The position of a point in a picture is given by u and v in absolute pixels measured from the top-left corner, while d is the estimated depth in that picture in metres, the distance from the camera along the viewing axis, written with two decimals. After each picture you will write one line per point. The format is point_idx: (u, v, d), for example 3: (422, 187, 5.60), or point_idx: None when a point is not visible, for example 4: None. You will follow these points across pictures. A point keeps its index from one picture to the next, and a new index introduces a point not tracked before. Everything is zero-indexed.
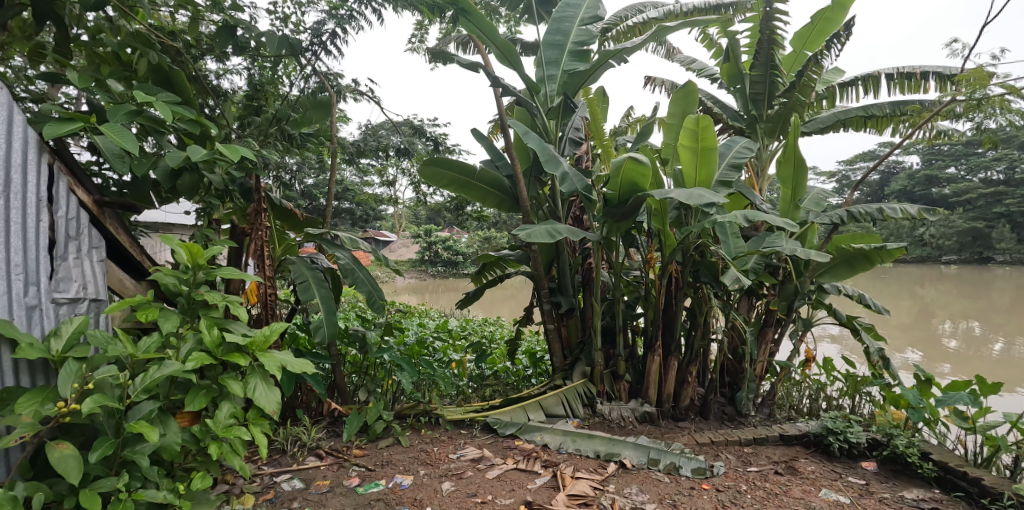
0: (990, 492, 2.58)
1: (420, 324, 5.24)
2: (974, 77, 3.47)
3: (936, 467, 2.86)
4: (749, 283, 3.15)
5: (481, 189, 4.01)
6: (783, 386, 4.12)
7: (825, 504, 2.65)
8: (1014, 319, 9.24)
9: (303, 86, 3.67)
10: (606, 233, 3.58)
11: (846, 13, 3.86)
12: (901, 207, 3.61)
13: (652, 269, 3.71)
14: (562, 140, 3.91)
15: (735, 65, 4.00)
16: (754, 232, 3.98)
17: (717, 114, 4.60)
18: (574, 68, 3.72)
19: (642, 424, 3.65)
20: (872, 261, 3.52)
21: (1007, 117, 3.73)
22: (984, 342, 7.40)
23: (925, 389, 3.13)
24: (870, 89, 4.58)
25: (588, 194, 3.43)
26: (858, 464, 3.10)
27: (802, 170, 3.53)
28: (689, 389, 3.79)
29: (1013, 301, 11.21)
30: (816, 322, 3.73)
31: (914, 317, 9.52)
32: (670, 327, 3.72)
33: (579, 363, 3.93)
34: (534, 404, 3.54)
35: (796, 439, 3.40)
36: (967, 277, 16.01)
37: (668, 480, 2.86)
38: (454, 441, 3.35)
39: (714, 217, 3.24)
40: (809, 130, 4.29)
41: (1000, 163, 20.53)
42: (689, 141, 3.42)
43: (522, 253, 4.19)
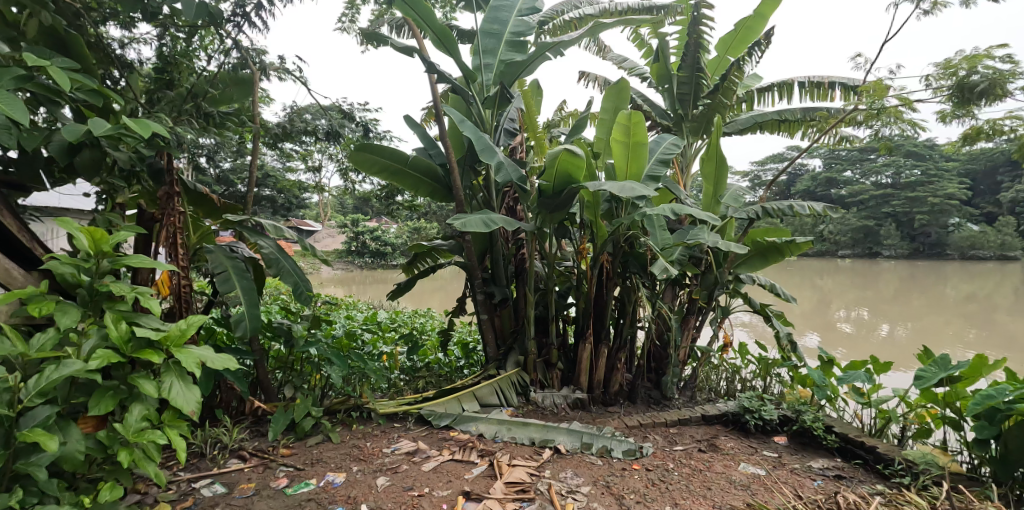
0: (883, 458, 2.91)
1: (349, 317, 5.05)
2: (874, 88, 3.91)
3: (838, 438, 3.20)
4: (675, 273, 3.31)
5: (414, 178, 3.90)
6: (702, 371, 4.40)
7: (743, 476, 2.87)
8: (899, 307, 10.47)
9: (223, 61, 3.38)
10: (540, 224, 3.62)
11: (765, 23, 4.16)
12: (808, 204, 3.94)
13: (585, 259, 3.81)
14: (497, 130, 3.82)
15: (664, 65, 4.22)
16: (680, 226, 4.19)
17: (647, 112, 4.81)
18: (512, 58, 3.69)
19: (574, 410, 3.76)
20: (783, 253, 3.81)
21: (899, 125, 4.18)
22: (872, 327, 8.33)
23: (826, 368, 3.45)
24: (785, 95, 4.96)
25: (523, 185, 3.45)
26: (771, 439, 3.39)
27: (723, 167, 3.76)
28: (618, 375, 3.94)
29: (896, 291, 12.68)
30: (734, 310, 4.01)
31: (813, 305, 10.52)
32: (601, 316, 3.84)
33: (513, 353, 3.95)
34: (468, 395, 3.51)
35: (716, 419, 3.66)
36: (849, 277, 15.81)
37: (601, 463, 2.97)
38: (388, 435, 3.27)
39: (644, 210, 3.36)
40: (730, 131, 4.58)
41: (886, 169, 22.99)
42: (622, 136, 3.54)
43: (455, 243, 4.06)
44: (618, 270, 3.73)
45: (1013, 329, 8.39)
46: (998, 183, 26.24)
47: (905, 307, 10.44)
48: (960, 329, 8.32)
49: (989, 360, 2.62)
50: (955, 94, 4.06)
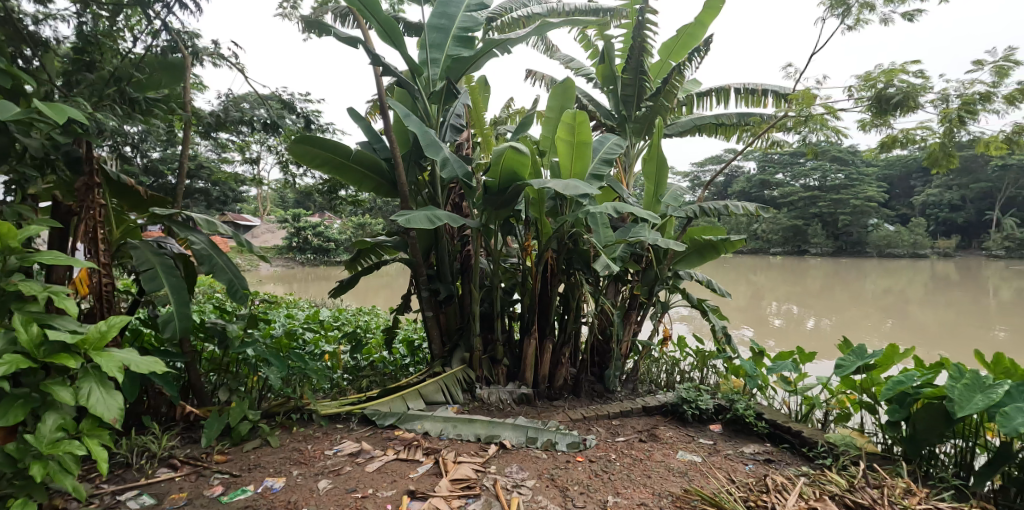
0: (807, 442, 3.12)
1: (289, 315, 4.87)
2: (803, 97, 4.15)
3: (768, 424, 3.39)
4: (617, 270, 3.39)
5: (356, 172, 3.77)
6: (644, 363, 4.56)
7: (681, 464, 2.99)
8: (824, 301, 11.20)
9: (150, 43, 3.17)
10: (485, 221, 3.61)
11: (704, 30, 4.33)
12: (742, 204, 4.14)
13: (530, 256, 3.82)
14: (443, 126, 3.77)
15: (609, 66, 4.35)
16: (622, 224, 4.31)
17: (592, 112, 4.91)
18: (458, 53, 3.65)
19: (519, 405, 3.79)
20: (719, 251, 3.98)
21: (824, 132, 4.47)
22: (800, 320, 8.88)
23: (758, 359, 3.65)
24: (722, 100, 5.19)
25: (468, 181, 3.42)
26: (706, 427, 3.56)
27: (664, 167, 3.89)
28: (563, 370, 4.01)
29: (821, 287, 13.57)
30: (673, 305, 4.16)
31: (748, 300, 11.08)
32: (546, 311, 3.89)
33: (459, 350, 3.93)
34: (413, 393, 3.46)
35: (656, 409, 3.80)
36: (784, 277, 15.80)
37: (545, 457, 3.02)
38: (330, 437, 3.18)
39: (587, 208, 3.41)
40: (671, 133, 4.75)
41: (814, 172, 24.51)
42: (567, 134, 3.59)
43: (400, 240, 3.90)
44: (562, 266, 3.78)
45: (922, 320, 9.17)
46: (909, 187, 28.54)
47: (829, 301, 11.19)
48: (877, 321, 9.00)
49: (900, 349, 2.86)
50: (874, 105, 4.37)
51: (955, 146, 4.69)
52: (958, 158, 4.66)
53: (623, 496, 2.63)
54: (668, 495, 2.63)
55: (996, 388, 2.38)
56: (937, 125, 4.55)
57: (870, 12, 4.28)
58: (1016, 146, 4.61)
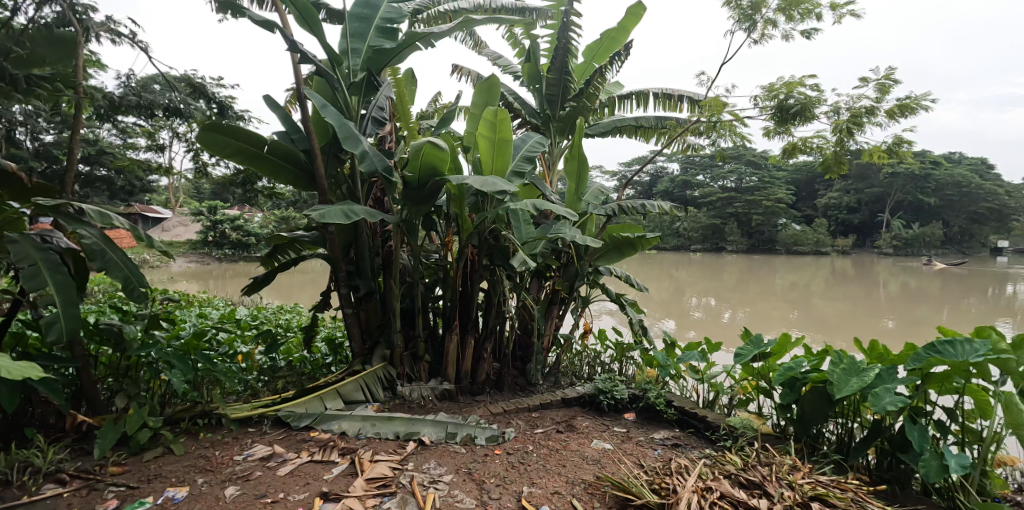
0: (711, 426, 3.35)
1: (200, 314, 4.60)
2: (713, 104, 4.39)
3: (676, 411, 3.61)
4: (534, 265, 3.46)
5: (273, 163, 3.59)
6: (566, 357, 4.69)
7: (595, 452, 3.12)
8: (737, 295, 11.99)
9: (35, 16, 2.87)
10: (406, 217, 3.57)
11: (626, 36, 4.51)
12: (658, 203, 4.34)
13: (450, 252, 3.82)
14: (363, 119, 3.65)
15: (535, 65, 4.42)
16: (545, 220, 4.40)
17: (518, 109, 4.97)
18: (380, 44, 3.55)
19: (441, 401, 3.79)
20: (636, 248, 4.14)
21: (732, 137, 4.78)
22: (716, 313, 9.46)
23: (669, 349, 3.85)
24: (642, 103, 5.42)
25: (388, 176, 3.37)
26: (621, 415, 3.73)
27: (584, 167, 4.01)
28: (485, 365, 4.04)
29: (736, 282, 14.53)
30: (593, 300, 4.31)
31: (669, 294, 11.66)
32: (467, 307, 3.90)
33: (379, 347, 3.86)
34: (331, 393, 3.36)
35: (575, 400, 3.93)
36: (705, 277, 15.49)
37: (464, 451, 3.04)
38: (241, 441, 3.03)
39: (507, 204, 3.46)
40: (594, 133, 4.90)
41: (731, 175, 26.08)
42: (488, 131, 3.62)
43: (318, 235, 3.77)
44: (484, 262, 3.81)
45: (821, 312, 10.02)
46: (813, 191, 31.08)
47: (742, 295, 11.99)
48: (784, 313, 9.75)
49: (792, 338, 3.13)
50: (776, 113, 4.72)
51: (846, 154, 5.16)
52: (848, 165, 5.12)
53: (538, 486, 2.70)
54: (581, 483, 2.74)
55: (868, 370, 2.66)
56: (830, 135, 4.98)
57: (773, 28, 4.60)
58: (896, 155, 5.14)
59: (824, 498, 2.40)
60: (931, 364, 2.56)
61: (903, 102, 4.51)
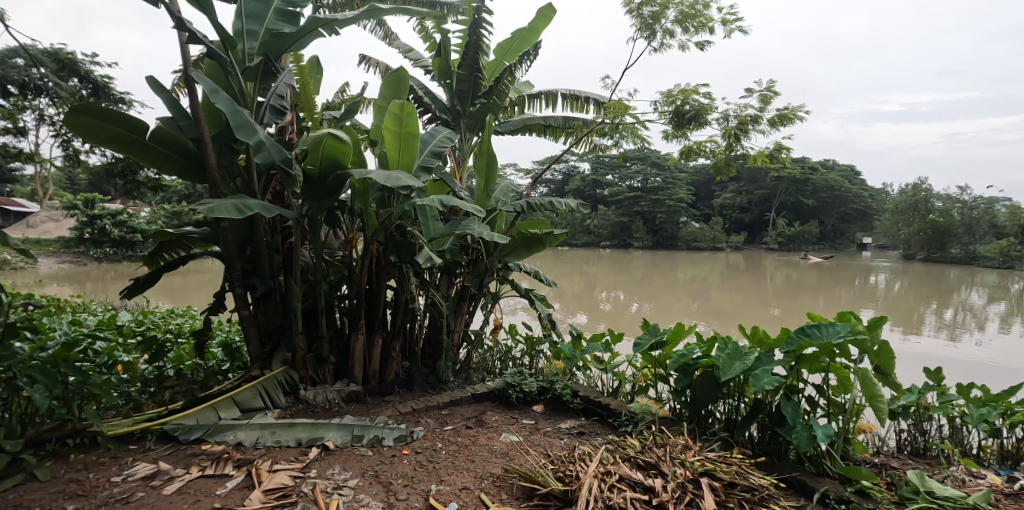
0: (613, 413, 3.54)
1: (71, 320, 4.12)
2: (616, 107, 4.61)
3: (581, 401, 3.78)
4: (440, 262, 3.46)
5: (156, 151, 3.26)
6: (477, 353, 4.75)
7: (503, 445, 3.18)
8: (643, 288, 12.68)
9: None
10: (308, 212, 3.42)
11: (536, 37, 4.61)
12: (565, 201, 4.47)
13: (356, 249, 3.71)
14: (261, 107, 3.45)
15: (445, 60, 4.37)
16: (455, 216, 4.39)
17: (428, 104, 4.91)
18: (279, 28, 3.35)
19: (348, 404, 3.69)
20: (543, 243, 4.26)
21: (633, 139, 5.05)
22: (623, 306, 9.96)
23: (575, 341, 4.00)
24: (550, 103, 5.56)
25: (287, 168, 3.20)
26: (530, 408, 3.86)
27: (493, 163, 4.06)
28: (394, 364, 3.98)
29: (643, 276, 15.35)
30: (502, 296, 4.38)
31: (581, 288, 12.11)
32: (374, 305, 3.81)
33: (280, 350, 3.67)
34: (226, 401, 3.13)
35: (485, 396, 3.99)
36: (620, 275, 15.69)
37: (370, 453, 2.99)
38: (120, 460, 2.75)
39: (414, 200, 3.42)
40: (503, 131, 4.94)
41: (639, 176, 27.47)
42: (394, 125, 3.56)
43: (210, 231, 3.50)
44: (391, 259, 3.74)
45: (716, 302, 10.87)
46: (711, 191, 33.53)
47: (647, 288, 12.70)
48: (684, 304, 10.45)
49: (685, 326, 3.37)
50: (673, 118, 5.03)
51: (733, 158, 5.63)
52: (735, 168, 5.59)
53: (446, 483, 2.71)
54: (489, 476, 2.78)
55: (749, 354, 2.92)
56: (721, 140, 5.39)
57: (671, 38, 4.89)
58: (776, 160, 5.67)
59: (712, 473, 2.61)
60: (802, 346, 2.86)
61: (782, 113, 4.97)
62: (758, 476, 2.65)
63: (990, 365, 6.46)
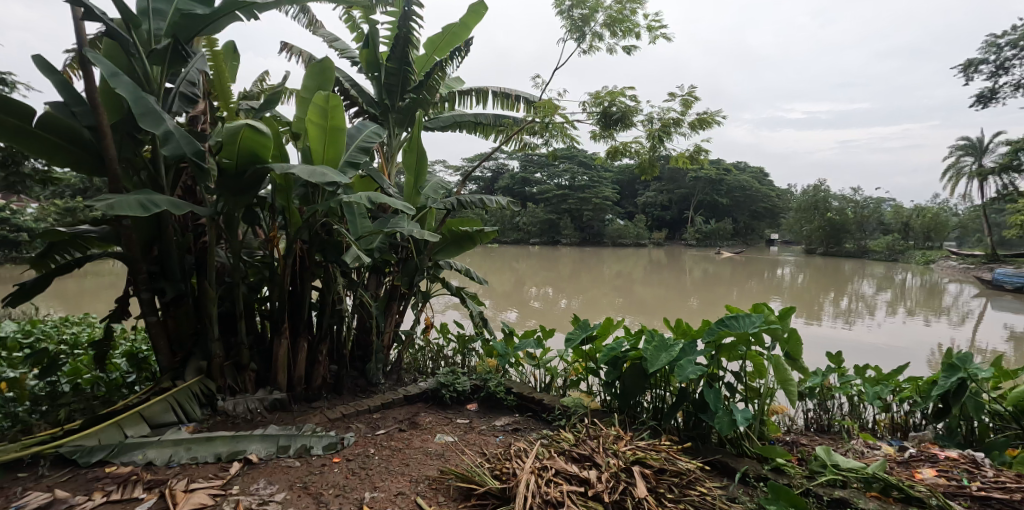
0: (546, 408, 3.60)
1: None
2: (546, 106, 4.67)
3: (515, 397, 3.80)
4: (368, 261, 3.35)
5: (43, 140, 2.89)
6: (409, 353, 4.65)
7: (438, 446, 3.13)
8: (571, 284, 12.99)
9: None
10: (224, 209, 3.17)
11: (467, 34, 4.57)
12: (496, 198, 4.47)
13: (277, 249, 3.50)
14: (169, 94, 3.15)
15: (373, 52, 4.21)
16: (383, 214, 4.26)
17: (354, 97, 4.72)
18: (190, 9, 3.06)
19: (272, 413, 3.48)
20: (474, 241, 4.23)
21: (563, 138, 5.15)
22: (553, 301, 10.14)
23: (508, 338, 4.01)
24: (481, 100, 5.54)
25: (199, 161, 2.94)
26: (464, 407, 3.83)
27: (423, 160, 3.98)
28: (321, 368, 3.79)
29: (571, 272, 15.73)
30: (434, 294, 4.30)
31: (511, 285, 12.20)
32: (298, 307, 3.61)
33: (193, 358, 3.39)
34: (133, 417, 2.83)
35: (417, 397, 3.92)
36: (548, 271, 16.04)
37: (298, 464, 2.85)
38: (4, 491, 2.40)
39: (340, 197, 3.27)
40: (433, 127, 4.86)
41: (565, 174, 28.08)
42: (318, 117, 3.38)
43: (111, 229, 3.15)
44: (315, 258, 3.56)
45: (640, 296, 11.35)
46: (632, 190, 34.96)
47: (575, 284, 13.02)
48: (610, 299, 10.83)
49: (613, 320, 3.48)
50: (601, 119, 5.18)
51: (657, 158, 5.88)
52: (659, 168, 5.85)
53: (381, 489, 2.62)
54: (425, 479, 2.73)
55: (674, 346, 3.07)
56: (645, 141, 5.62)
57: (600, 41, 5.02)
58: (696, 161, 5.99)
59: (643, 461, 2.71)
60: (721, 336, 3.05)
61: (701, 117, 5.26)
62: (686, 461, 2.78)
63: (877, 347, 7.23)
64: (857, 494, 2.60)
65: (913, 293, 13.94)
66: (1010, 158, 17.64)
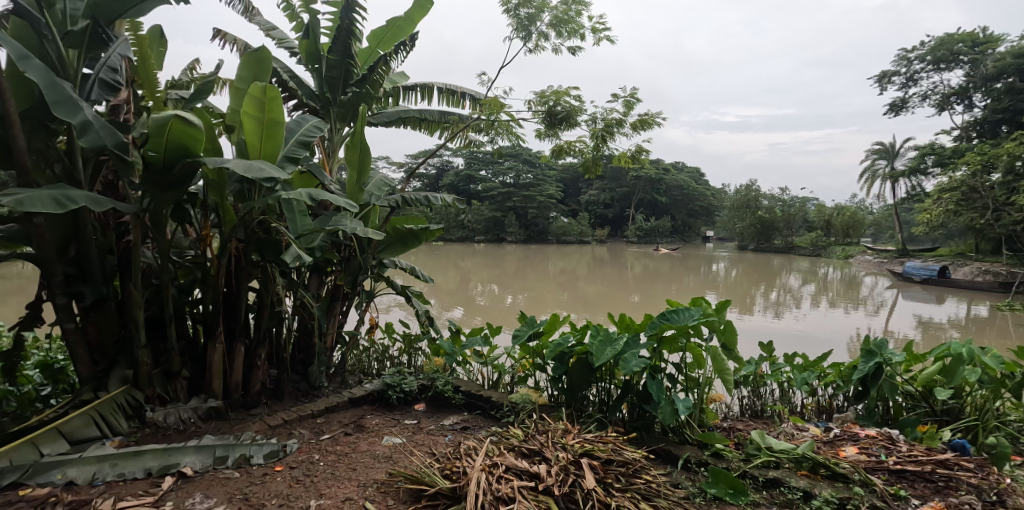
0: (495, 406, 3.61)
1: None
2: (492, 104, 4.67)
3: (463, 396, 3.78)
4: (309, 261, 3.23)
5: None
6: (352, 355, 4.52)
7: (386, 449, 3.07)
8: (517, 281, 13.08)
9: None
10: (151, 206, 2.95)
11: (412, 28, 4.48)
12: (441, 196, 4.43)
13: (210, 248, 3.29)
14: (88, 80, 2.89)
15: (313, 42, 4.05)
16: (324, 211, 4.11)
17: (293, 89, 4.52)
18: None
19: (207, 422, 3.29)
20: (419, 239, 4.17)
21: (509, 136, 5.17)
22: (499, 299, 10.18)
23: (455, 336, 3.99)
24: (426, 96, 5.46)
25: (122, 153, 2.72)
26: (411, 407, 3.78)
27: (367, 155, 3.86)
28: (259, 373, 3.61)
29: (516, 269, 15.84)
30: (378, 294, 4.20)
31: (457, 283, 12.13)
32: (233, 310, 3.42)
33: (117, 367, 3.14)
34: (50, 434, 2.57)
35: (363, 399, 3.82)
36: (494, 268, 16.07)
37: (238, 475, 2.71)
38: None
39: (278, 193, 3.13)
40: (376, 123, 4.74)
41: (509, 172, 28.21)
42: (254, 109, 3.21)
43: (19, 228, 2.85)
44: (252, 258, 3.38)
45: (584, 292, 11.61)
46: (573, 188, 35.62)
47: (521, 281, 13.12)
48: (555, 295, 11.00)
49: (560, 316, 3.54)
50: (546, 118, 5.25)
51: (600, 158, 6.02)
52: (602, 167, 5.99)
53: (327, 496, 2.55)
54: (373, 483, 2.67)
55: (618, 339, 3.16)
56: (589, 140, 5.75)
57: (545, 40, 5.08)
58: (637, 161, 6.19)
59: (591, 453, 2.78)
60: (663, 329, 3.17)
61: (642, 118, 5.44)
62: (631, 451, 2.87)
63: (803, 337, 7.77)
64: (789, 473, 2.79)
65: (832, 285, 15.06)
66: (919, 161, 19.43)
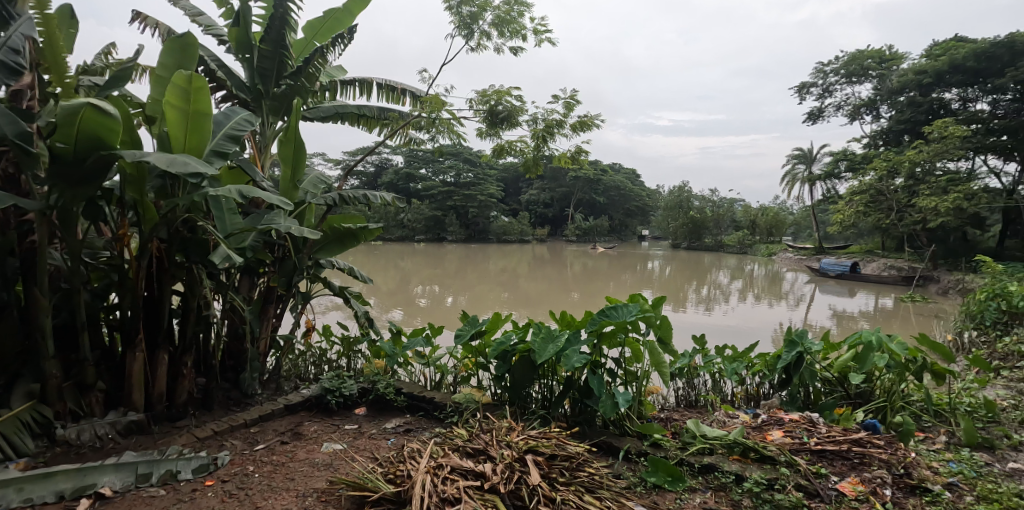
0: (439, 406, 3.57)
1: None
2: (433, 101, 4.60)
3: (406, 398, 3.72)
4: (240, 261, 3.06)
5: None
6: (287, 360, 4.32)
7: (326, 456, 2.97)
8: (459, 280, 13.02)
9: None
10: (59, 203, 2.69)
11: (350, 20, 4.35)
12: (380, 194, 4.34)
13: (128, 248, 3.04)
14: None
15: (244, 30, 3.82)
16: (256, 209, 3.91)
17: (221, 79, 4.26)
18: None
19: (127, 438, 3.05)
20: (357, 238, 4.04)
21: (450, 134, 5.13)
22: (441, 298, 10.09)
23: (396, 337, 3.91)
24: (365, 92, 5.32)
25: (26, 145, 2.45)
26: (351, 412, 3.67)
27: (301, 151, 3.70)
28: (185, 382, 3.38)
29: (456, 268, 15.74)
30: (314, 295, 4.04)
31: (397, 283, 11.88)
32: (155, 315, 3.18)
33: (18, 382, 2.84)
34: None
35: (299, 405, 3.67)
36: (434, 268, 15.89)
37: (164, 494, 2.54)
38: None
39: (205, 190, 2.94)
40: (312, 117, 4.56)
41: (448, 171, 27.98)
42: (179, 100, 3.00)
43: None
44: (176, 259, 3.16)
45: (525, 290, 11.73)
46: (511, 187, 35.88)
47: (464, 280, 13.07)
48: (497, 294, 11.04)
49: (502, 315, 3.56)
50: (488, 117, 5.26)
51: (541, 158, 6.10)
52: (543, 167, 6.06)
53: None
54: (313, 492, 2.57)
55: (560, 336, 3.23)
56: (530, 140, 5.81)
57: (488, 40, 5.09)
58: (577, 162, 6.33)
59: (535, 449, 2.81)
60: (602, 325, 3.26)
61: (582, 120, 5.57)
62: (574, 445, 2.93)
63: (733, 330, 8.25)
64: (721, 458, 2.96)
65: (756, 281, 16.10)
66: (834, 166, 21.24)
